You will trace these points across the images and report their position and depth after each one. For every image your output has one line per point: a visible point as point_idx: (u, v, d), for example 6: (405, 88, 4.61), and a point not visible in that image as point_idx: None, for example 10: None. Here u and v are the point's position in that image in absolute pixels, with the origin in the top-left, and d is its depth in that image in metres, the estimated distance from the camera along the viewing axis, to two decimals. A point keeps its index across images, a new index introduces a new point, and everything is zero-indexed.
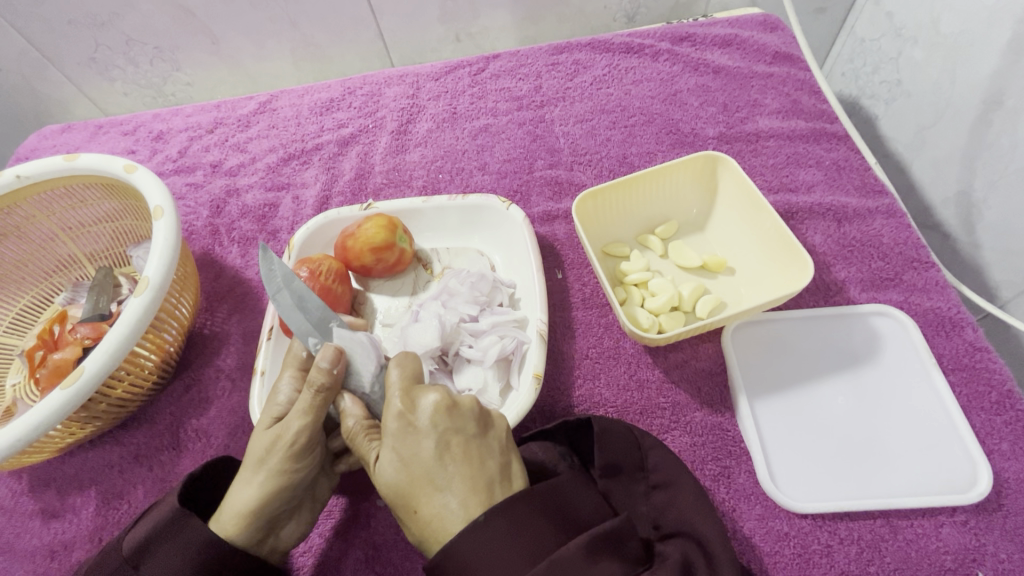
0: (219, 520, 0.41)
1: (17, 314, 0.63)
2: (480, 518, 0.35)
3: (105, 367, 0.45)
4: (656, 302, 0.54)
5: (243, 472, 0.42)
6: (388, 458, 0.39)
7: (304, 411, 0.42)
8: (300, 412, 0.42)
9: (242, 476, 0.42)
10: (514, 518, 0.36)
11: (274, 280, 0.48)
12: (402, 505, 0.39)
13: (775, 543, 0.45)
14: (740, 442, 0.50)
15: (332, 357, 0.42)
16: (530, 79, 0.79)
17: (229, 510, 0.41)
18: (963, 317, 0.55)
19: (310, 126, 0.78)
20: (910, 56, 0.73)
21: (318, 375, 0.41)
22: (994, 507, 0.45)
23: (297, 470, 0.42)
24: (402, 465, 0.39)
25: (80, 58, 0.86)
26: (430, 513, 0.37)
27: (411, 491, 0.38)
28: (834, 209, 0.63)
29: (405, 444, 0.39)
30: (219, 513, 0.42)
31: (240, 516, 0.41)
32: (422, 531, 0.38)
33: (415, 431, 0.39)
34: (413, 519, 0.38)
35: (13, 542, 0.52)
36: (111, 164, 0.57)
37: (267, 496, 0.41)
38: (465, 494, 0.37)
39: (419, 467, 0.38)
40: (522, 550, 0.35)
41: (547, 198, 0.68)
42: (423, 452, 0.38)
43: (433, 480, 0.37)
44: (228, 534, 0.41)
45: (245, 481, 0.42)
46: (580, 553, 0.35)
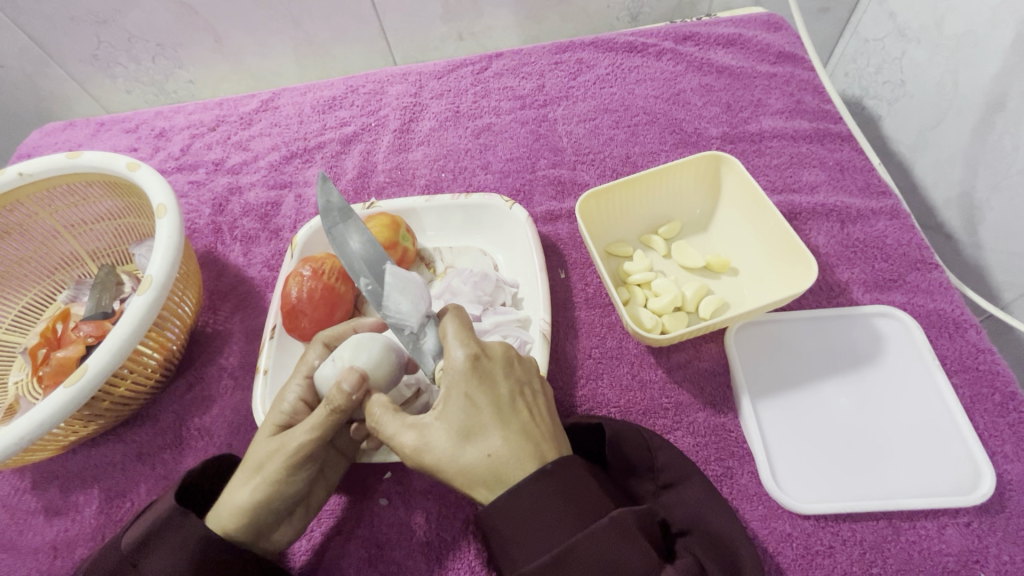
0: (212, 519, 0.42)
1: (20, 311, 0.63)
2: (550, 467, 0.36)
3: (109, 365, 0.45)
4: (659, 302, 0.54)
5: (240, 472, 0.43)
6: (456, 403, 0.37)
7: (314, 426, 0.41)
8: (307, 427, 0.41)
9: (237, 479, 0.42)
10: (575, 477, 0.36)
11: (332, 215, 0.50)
12: (468, 450, 0.37)
13: (778, 544, 0.45)
14: (742, 442, 0.50)
15: (354, 381, 0.41)
16: (533, 78, 0.79)
17: (224, 511, 0.41)
18: (967, 319, 0.54)
19: (313, 124, 0.78)
20: (914, 57, 0.73)
21: (337, 396, 0.40)
22: (997, 509, 0.45)
23: (292, 480, 0.42)
24: (473, 405, 0.37)
25: (82, 55, 0.86)
26: (508, 453, 0.36)
27: (485, 433, 0.37)
28: (837, 210, 0.62)
29: (483, 385, 0.38)
30: (214, 513, 0.42)
31: (232, 518, 0.41)
32: (496, 471, 0.36)
33: (490, 373, 0.39)
34: (483, 465, 0.36)
35: (16, 540, 0.52)
36: (112, 162, 0.57)
37: (260, 501, 0.41)
38: (536, 438, 0.38)
39: (495, 407, 0.38)
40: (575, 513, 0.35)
41: (550, 197, 0.68)
42: (498, 394, 0.38)
43: (509, 423, 0.37)
44: (221, 533, 0.41)
45: (240, 484, 0.42)
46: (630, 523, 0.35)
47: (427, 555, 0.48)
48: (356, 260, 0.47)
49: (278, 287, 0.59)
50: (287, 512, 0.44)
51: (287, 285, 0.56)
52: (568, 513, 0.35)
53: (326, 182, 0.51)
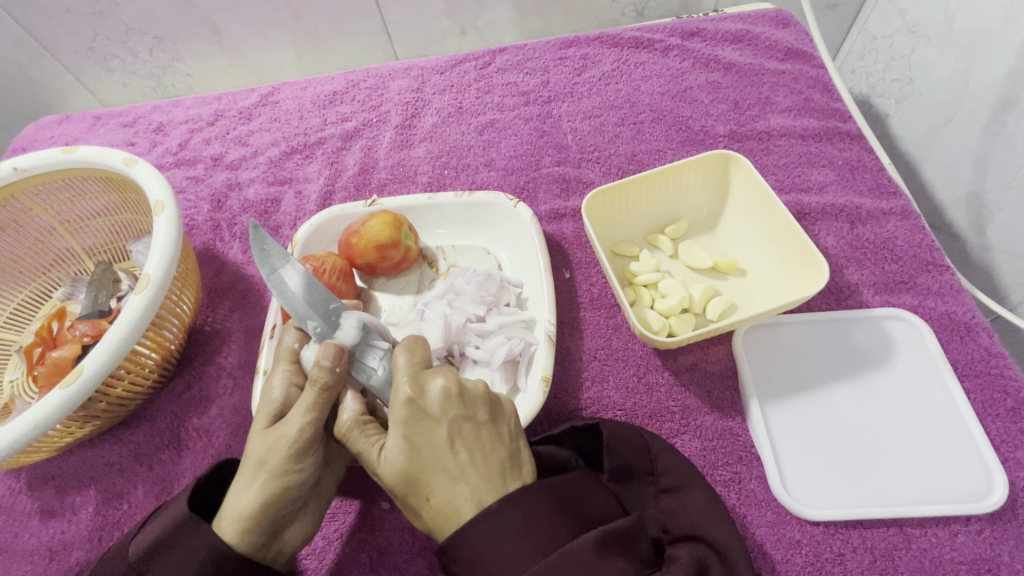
0: (220, 525, 0.40)
1: (16, 309, 0.62)
2: (494, 507, 0.35)
3: (106, 365, 0.44)
4: (667, 303, 0.53)
5: (242, 474, 0.41)
6: (394, 447, 0.38)
7: (307, 408, 0.41)
8: (301, 410, 0.41)
9: (240, 480, 0.41)
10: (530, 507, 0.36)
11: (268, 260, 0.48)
12: (411, 493, 0.38)
13: (788, 551, 0.44)
14: (751, 447, 0.49)
15: (333, 355, 0.41)
16: (537, 73, 0.78)
17: (232, 512, 0.40)
18: (978, 323, 0.54)
19: (313, 119, 0.77)
20: (924, 55, 0.72)
21: (319, 373, 0.40)
22: (1010, 517, 0.45)
23: (298, 470, 0.41)
24: (411, 452, 0.37)
25: (78, 48, 0.85)
26: (445, 501, 0.36)
27: (422, 480, 0.37)
28: (847, 210, 0.62)
29: (415, 430, 0.37)
30: (221, 518, 0.40)
31: (243, 520, 0.39)
32: (435, 516, 0.37)
33: (425, 416, 0.37)
34: (426, 509, 0.37)
35: (12, 542, 0.51)
36: (109, 158, 0.56)
37: (269, 498, 0.40)
38: (479, 482, 0.36)
39: (429, 452, 0.37)
40: (535, 542, 0.35)
41: (555, 195, 0.67)
42: (435, 438, 0.37)
43: (444, 467, 0.37)
44: (232, 535, 0.40)
45: (245, 484, 0.40)
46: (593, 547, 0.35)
47: (429, 559, 0.47)
48: (296, 303, 0.45)
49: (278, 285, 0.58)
50: (299, 505, 0.43)
51: None
52: (526, 542, 0.34)
53: (256, 228, 0.49)
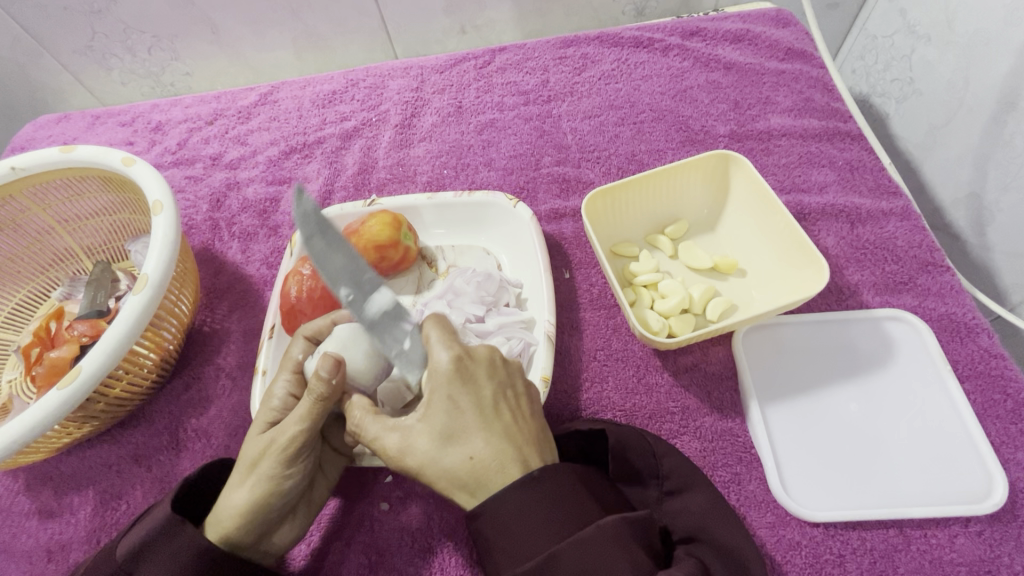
0: (211, 525, 0.41)
1: (14, 308, 0.62)
2: (536, 473, 0.35)
3: (103, 366, 0.44)
4: (666, 304, 0.53)
5: (235, 474, 0.42)
6: (438, 406, 0.37)
7: (302, 416, 0.41)
8: (296, 418, 0.41)
9: (231, 481, 0.42)
10: (563, 482, 0.36)
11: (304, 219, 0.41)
12: (451, 454, 0.36)
13: (787, 552, 0.44)
14: (751, 448, 0.49)
15: (331, 366, 0.40)
16: (537, 72, 0.77)
17: (222, 513, 0.40)
18: (978, 323, 0.54)
19: (312, 118, 0.77)
20: (925, 54, 0.72)
21: (317, 383, 0.40)
22: (1010, 519, 0.45)
23: (288, 476, 0.41)
24: (456, 410, 0.37)
25: (77, 46, 0.85)
26: (490, 456, 0.36)
27: (467, 436, 0.36)
28: (847, 210, 0.61)
29: (464, 387, 0.37)
30: (212, 519, 0.41)
31: (231, 523, 0.40)
32: (475, 476, 0.36)
33: (473, 377, 0.38)
34: (465, 469, 0.36)
35: (10, 542, 0.51)
36: (108, 157, 0.56)
37: (256, 503, 0.40)
38: (520, 442, 0.37)
39: (476, 410, 0.37)
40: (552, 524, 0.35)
41: (555, 195, 0.67)
42: (481, 397, 0.38)
43: (490, 424, 0.37)
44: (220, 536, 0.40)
45: (235, 486, 0.41)
46: (618, 529, 0.34)
47: (428, 561, 0.47)
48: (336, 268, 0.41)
49: (277, 285, 0.58)
50: (287, 509, 0.43)
51: (286, 284, 0.55)
52: (553, 518, 0.35)
53: (302, 193, 0.41)
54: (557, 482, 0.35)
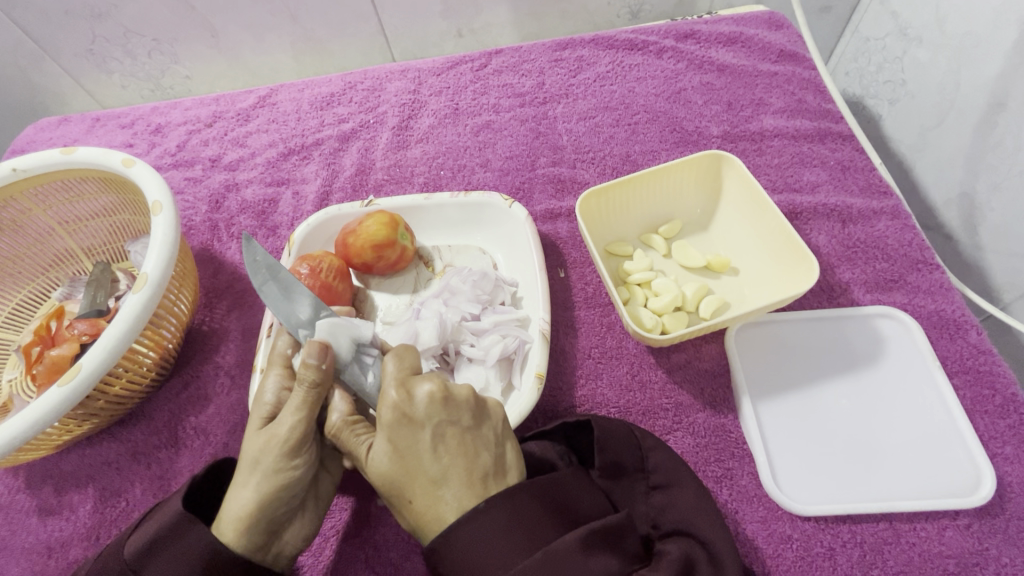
0: (221, 525, 0.41)
1: (14, 309, 0.62)
2: (473, 512, 0.36)
3: (103, 364, 0.44)
4: (660, 301, 0.54)
5: (238, 474, 0.42)
6: (382, 449, 0.39)
7: (296, 409, 0.41)
8: (293, 409, 0.41)
9: (237, 480, 0.41)
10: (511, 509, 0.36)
11: (259, 272, 0.49)
12: (396, 495, 0.39)
13: (778, 546, 0.45)
14: (742, 444, 0.50)
15: (318, 351, 0.41)
16: (533, 75, 0.78)
17: (230, 512, 0.40)
18: (968, 320, 0.54)
19: (311, 121, 0.78)
20: (916, 56, 0.73)
21: (307, 371, 0.41)
22: (998, 511, 0.45)
23: (292, 467, 0.41)
24: (396, 455, 0.38)
25: (78, 50, 0.85)
26: (424, 504, 0.37)
27: (405, 483, 0.38)
28: (838, 209, 0.62)
29: (401, 434, 0.38)
30: (220, 520, 0.41)
31: (237, 523, 0.40)
32: (417, 519, 0.38)
33: (410, 422, 0.38)
34: (410, 510, 0.38)
35: (10, 540, 0.52)
36: (108, 159, 0.56)
37: (263, 499, 0.40)
38: (458, 486, 0.37)
39: (412, 457, 0.38)
40: (520, 540, 0.35)
41: (550, 196, 0.68)
42: (419, 441, 0.38)
43: (426, 471, 0.37)
44: (225, 540, 0.40)
45: (242, 484, 0.41)
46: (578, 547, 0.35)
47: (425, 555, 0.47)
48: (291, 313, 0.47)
49: None
50: (296, 504, 0.44)
51: None
52: (509, 540, 0.35)
53: (250, 240, 0.51)
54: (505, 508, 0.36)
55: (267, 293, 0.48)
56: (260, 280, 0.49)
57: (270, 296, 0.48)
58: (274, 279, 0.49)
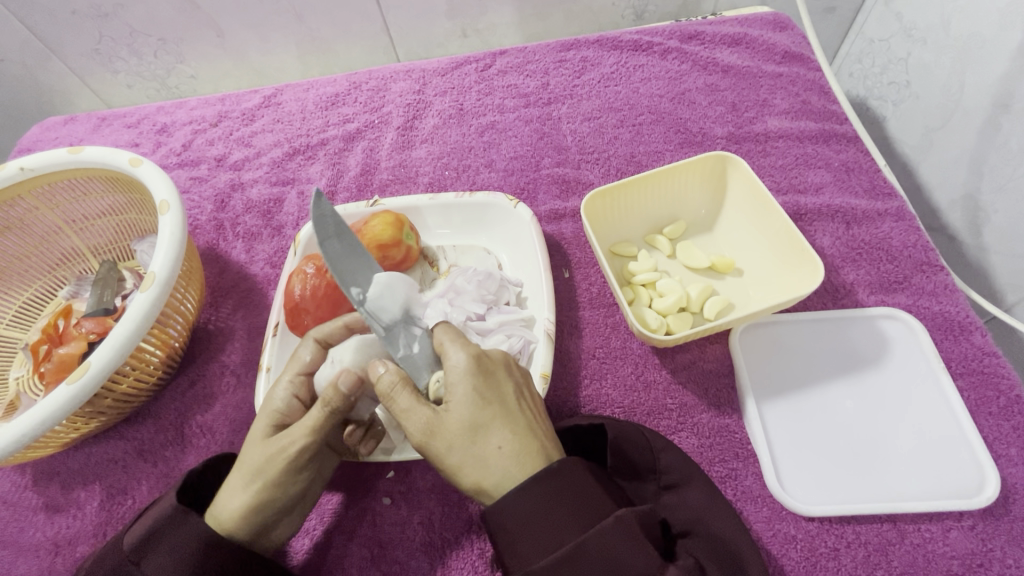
0: (213, 517, 0.41)
1: (21, 307, 0.62)
2: (555, 466, 0.36)
3: (111, 363, 0.45)
4: (664, 302, 0.54)
5: (236, 475, 0.42)
6: (463, 397, 0.38)
7: (309, 430, 0.41)
8: (305, 429, 0.41)
9: (235, 479, 0.42)
10: (580, 477, 0.37)
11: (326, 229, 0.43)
12: (475, 444, 0.37)
13: (783, 546, 0.45)
14: (747, 444, 0.50)
15: (351, 381, 0.41)
16: (537, 75, 0.78)
17: (229, 505, 0.41)
18: (972, 322, 0.54)
19: (316, 120, 0.78)
20: (921, 57, 0.73)
21: (333, 396, 0.41)
22: (1002, 513, 0.45)
23: (294, 481, 0.42)
24: (482, 402, 0.38)
25: (84, 49, 0.86)
26: (515, 445, 0.37)
27: (494, 427, 0.37)
28: (843, 211, 0.62)
29: (487, 383, 0.39)
30: (217, 512, 0.41)
31: (232, 521, 0.41)
32: (503, 467, 0.37)
33: (493, 374, 0.40)
34: (495, 458, 0.37)
35: (16, 536, 0.52)
36: (115, 158, 0.57)
37: (260, 505, 0.41)
38: (539, 437, 0.39)
39: (500, 404, 0.39)
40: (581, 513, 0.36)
41: (555, 196, 0.68)
42: (504, 392, 0.40)
43: (513, 418, 0.38)
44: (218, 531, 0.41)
45: (238, 485, 0.41)
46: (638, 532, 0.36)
47: (429, 555, 0.47)
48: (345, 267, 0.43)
49: (280, 284, 0.59)
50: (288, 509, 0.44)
51: (289, 284, 0.55)
52: (570, 512, 0.35)
53: (323, 196, 0.43)
54: (567, 477, 0.36)
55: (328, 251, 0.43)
56: (323, 237, 0.43)
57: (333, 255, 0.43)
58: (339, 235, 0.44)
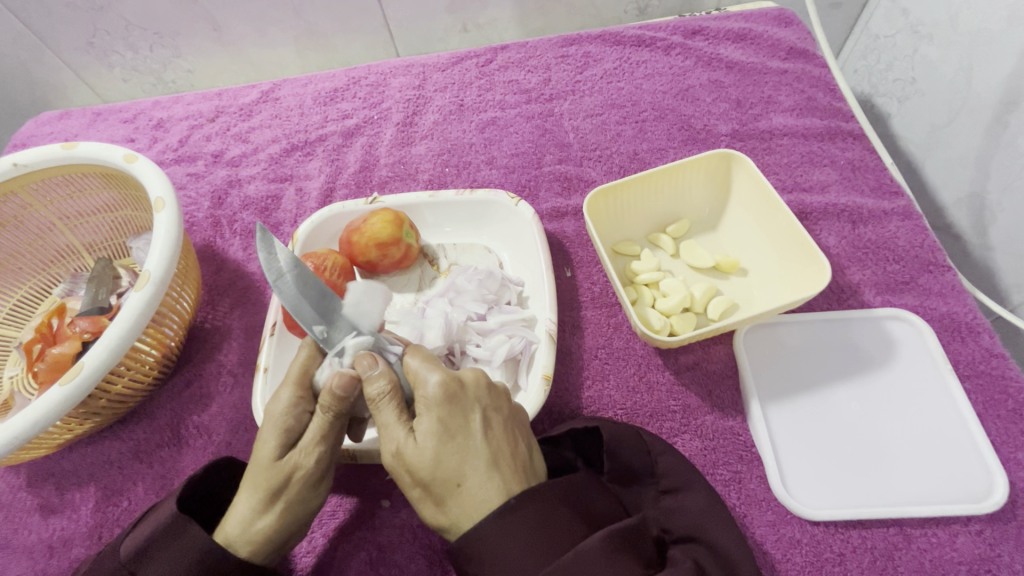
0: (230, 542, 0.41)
1: (15, 305, 0.61)
2: (512, 502, 0.35)
3: (105, 363, 0.44)
4: (668, 302, 0.53)
5: (249, 500, 0.41)
6: (427, 430, 0.37)
7: (318, 441, 0.42)
8: (315, 441, 0.42)
9: (249, 505, 0.41)
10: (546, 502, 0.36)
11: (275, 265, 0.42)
12: (438, 480, 0.37)
13: (788, 551, 0.44)
14: (751, 446, 0.49)
15: (345, 384, 0.40)
16: (539, 71, 0.77)
17: (248, 530, 0.41)
18: (979, 323, 0.54)
19: (314, 116, 0.77)
20: (927, 54, 0.72)
21: (331, 400, 0.40)
22: (1010, 517, 0.45)
23: (314, 496, 0.43)
24: (445, 438, 0.37)
25: (79, 43, 0.85)
26: (476, 486, 0.36)
27: (455, 464, 0.37)
28: (849, 210, 0.61)
29: (452, 414, 0.38)
30: (235, 539, 0.40)
31: (256, 541, 0.41)
32: (462, 506, 0.36)
33: (461, 404, 0.38)
34: (454, 495, 0.37)
35: (11, 538, 0.51)
36: (111, 154, 0.56)
37: (284, 522, 0.42)
38: (506, 469, 0.37)
39: (463, 438, 0.37)
40: (550, 540, 0.35)
41: (556, 193, 0.67)
42: (471, 424, 0.38)
43: (477, 452, 0.37)
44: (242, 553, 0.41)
45: (255, 509, 0.41)
46: (602, 548, 0.35)
47: (429, 557, 0.47)
48: (302, 304, 0.42)
49: None
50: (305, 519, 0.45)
51: None
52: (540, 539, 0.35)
53: (267, 233, 0.43)
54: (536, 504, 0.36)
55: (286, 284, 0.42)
56: (275, 269, 0.42)
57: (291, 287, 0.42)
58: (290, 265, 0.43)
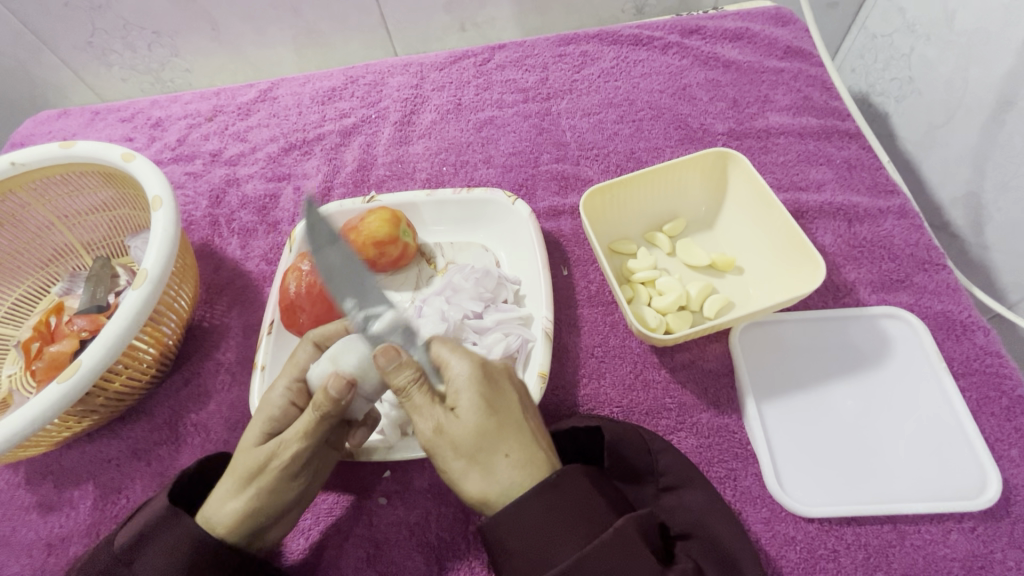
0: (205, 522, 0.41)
1: (14, 303, 0.62)
2: (553, 479, 0.36)
3: (101, 361, 0.44)
4: (663, 301, 0.53)
5: (227, 482, 0.41)
6: (471, 406, 0.37)
7: (301, 435, 0.40)
8: (296, 434, 0.40)
9: (227, 486, 0.41)
10: (576, 487, 0.36)
11: (320, 235, 0.39)
12: (484, 452, 0.36)
13: (782, 547, 0.44)
14: (746, 444, 0.49)
15: (340, 386, 0.38)
16: (536, 70, 0.78)
17: (221, 511, 0.40)
18: (975, 321, 0.54)
19: (312, 115, 0.77)
20: (924, 54, 0.72)
21: (325, 402, 0.38)
22: (1003, 515, 0.45)
23: (289, 488, 0.42)
24: (490, 411, 0.37)
25: (77, 42, 0.85)
26: (522, 457, 0.37)
27: (502, 436, 0.37)
28: (844, 209, 0.62)
29: (493, 391, 0.38)
30: (209, 518, 0.41)
31: (226, 527, 0.40)
32: (510, 477, 0.36)
33: (499, 384, 0.39)
34: (501, 466, 0.36)
35: (10, 535, 0.52)
36: (108, 152, 0.56)
37: (254, 512, 0.41)
38: (539, 444, 0.38)
39: (506, 412, 0.38)
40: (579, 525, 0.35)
41: (553, 192, 0.67)
42: (510, 401, 0.39)
43: (518, 426, 0.38)
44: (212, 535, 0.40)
45: (231, 491, 0.41)
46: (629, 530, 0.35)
47: (427, 555, 0.47)
48: (341, 276, 0.38)
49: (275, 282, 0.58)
50: (285, 512, 0.43)
51: (285, 281, 0.55)
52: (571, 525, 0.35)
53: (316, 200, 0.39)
54: (567, 489, 0.36)
55: (330, 255, 0.39)
56: (318, 241, 0.39)
57: (335, 259, 0.39)
58: (335, 243, 0.40)
